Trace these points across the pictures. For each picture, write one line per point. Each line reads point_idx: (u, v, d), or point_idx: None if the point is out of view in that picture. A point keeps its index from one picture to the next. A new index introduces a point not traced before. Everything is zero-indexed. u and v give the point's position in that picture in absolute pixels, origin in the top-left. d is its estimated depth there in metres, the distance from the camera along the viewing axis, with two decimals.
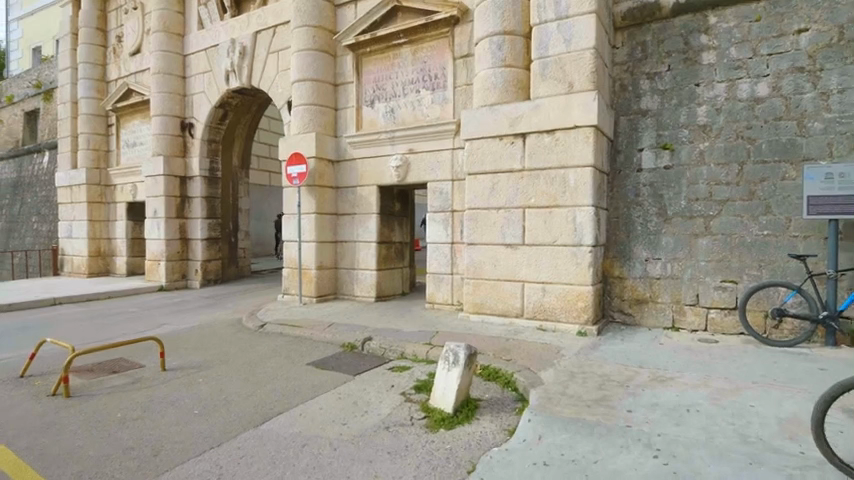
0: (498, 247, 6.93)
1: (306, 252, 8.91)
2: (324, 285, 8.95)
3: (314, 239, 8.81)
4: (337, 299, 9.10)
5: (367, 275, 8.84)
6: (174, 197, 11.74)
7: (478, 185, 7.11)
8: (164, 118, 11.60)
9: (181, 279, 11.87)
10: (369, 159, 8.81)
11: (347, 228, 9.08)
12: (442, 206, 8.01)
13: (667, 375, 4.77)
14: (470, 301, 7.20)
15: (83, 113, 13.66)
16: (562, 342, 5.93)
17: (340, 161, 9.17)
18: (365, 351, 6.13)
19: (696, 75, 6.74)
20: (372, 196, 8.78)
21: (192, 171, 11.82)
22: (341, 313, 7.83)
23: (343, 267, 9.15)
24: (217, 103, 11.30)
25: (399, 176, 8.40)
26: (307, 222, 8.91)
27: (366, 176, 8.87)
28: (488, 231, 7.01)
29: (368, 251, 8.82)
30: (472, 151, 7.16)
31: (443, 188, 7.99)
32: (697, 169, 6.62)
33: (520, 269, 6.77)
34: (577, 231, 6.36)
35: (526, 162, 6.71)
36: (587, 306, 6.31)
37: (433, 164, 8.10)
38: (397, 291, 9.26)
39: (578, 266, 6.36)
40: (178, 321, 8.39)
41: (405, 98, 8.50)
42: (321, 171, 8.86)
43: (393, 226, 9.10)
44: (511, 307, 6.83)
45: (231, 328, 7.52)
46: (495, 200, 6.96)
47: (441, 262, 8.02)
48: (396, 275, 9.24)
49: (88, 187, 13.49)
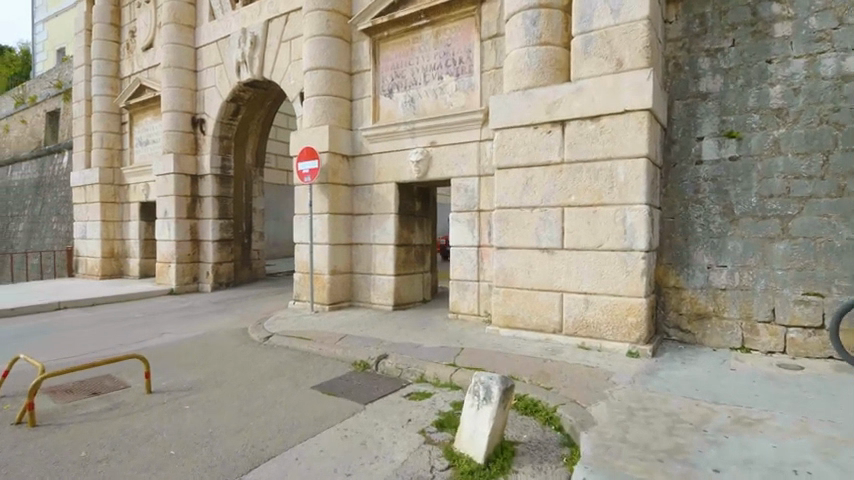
0: (532, 252, 6.03)
1: (318, 256, 8.16)
2: (338, 292, 8.18)
3: (327, 242, 8.06)
4: (352, 307, 8.32)
5: (384, 282, 8.03)
6: (185, 196, 11.16)
7: (509, 181, 6.22)
8: (174, 114, 11.07)
9: (192, 282, 11.30)
10: (387, 154, 8.01)
11: (364, 230, 8.30)
12: (467, 205, 7.14)
13: (753, 416, 3.80)
14: (499, 313, 6.31)
15: (96, 110, 13.29)
16: (611, 366, 5.00)
17: (356, 156, 8.40)
18: (379, 372, 5.31)
19: (767, 51, 5.70)
20: (390, 194, 7.97)
21: (204, 169, 11.24)
22: (355, 324, 7.05)
23: (359, 272, 8.36)
24: (228, 97, 10.68)
25: (420, 171, 7.56)
26: (319, 223, 8.16)
27: (384, 173, 8.06)
28: (520, 234, 6.12)
29: (386, 254, 8.02)
30: (502, 142, 6.27)
31: (469, 185, 7.12)
32: (770, 160, 5.59)
33: (557, 278, 5.86)
34: (628, 234, 5.41)
35: (566, 154, 5.79)
36: (639, 322, 5.37)
37: (458, 158, 7.23)
38: (417, 298, 8.42)
39: (628, 274, 5.41)
40: (182, 330, 7.74)
41: (426, 86, 7.65)
42: (335, 167, 8.10)
43: (413, 227, 8.29)
44: (548, 322, 5.93)
45: (235, 339, 6.82)
46: (529, 197, 6.06)
47: (466, 268, 7.15)
48: (417, 280, 8.42)
49: (101, 186, 13.10)
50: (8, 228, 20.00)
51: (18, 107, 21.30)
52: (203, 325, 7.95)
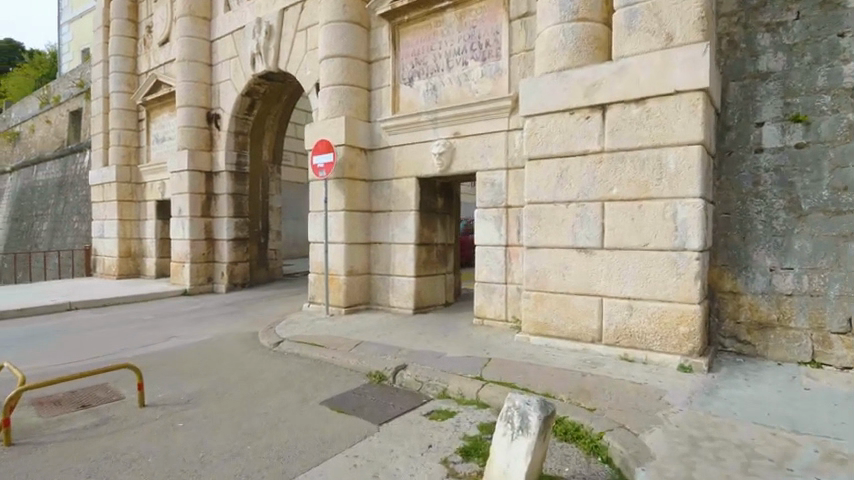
0: (567, 251, 5.42)
1: (334, 255, 7.68)
2: (355, 294, 7.68)
3: (343, 241, 7.57)
4: (370, 310, 7.82)
5: (404, 283, 7.50)
6: (200, 194, 10.83)
7: (541, 173, 5.62)
8: (189, 109, 10.75)
9: (206, 283, 10.97)
10: (406, 147, 7.48)
11: (382, 228, 7.79)
12: (493, 201, 6.56)
13: (847, 452, 3.13)
14: (530, 319, 5.70)
15: (114, 107, 13.12)
16: (662, 382, 4.36)
17: (374, 149, 7.89)
18: (397, 385, 4.77)
19: (840, 22, 4.97)
20: (410, 189, 7.44)
21: (219, 166, 10.90)
22: (372, 328, 6.53)
23: (377, 273, 7.85)
24: (243, 91, 10.30)
25: (442, 164, 7.01)
26: (335, 221, 7.68)
27: (403, 166, 7.53)
28: (554, 232, 5.51)
29: (406, 254, 7.49)
30: (534, 131, 5.67)
31: (496, 178, 6.53)
32: (845, 147, 4.85)
33: (597, 281, 5.23)
34: (680, 232, 4.76)
35: (606, 142, 5.16)
36: (692, 333, 4.71)
37: (483, 150, 6.65)
38: (439, 301, 7.87)
39: (680, 278, 4.75)
40: (193, 333, 7.36)
41: (449, 73, 7.09)
42: (352, 161, 7.61)
43: (435, 225, 7.75)
44: (586, 330, 5.31)
45: (244, 344, 6.38)
46: (564, 191, 5.45)
47: (492, 269, 6.57)
48: (439, 282, 7.87)
49: (118, 184, 12.90)
50: (33, 227, 20.15)
51: (43, 107, 21.49)
52: (213, 328, 7.55)
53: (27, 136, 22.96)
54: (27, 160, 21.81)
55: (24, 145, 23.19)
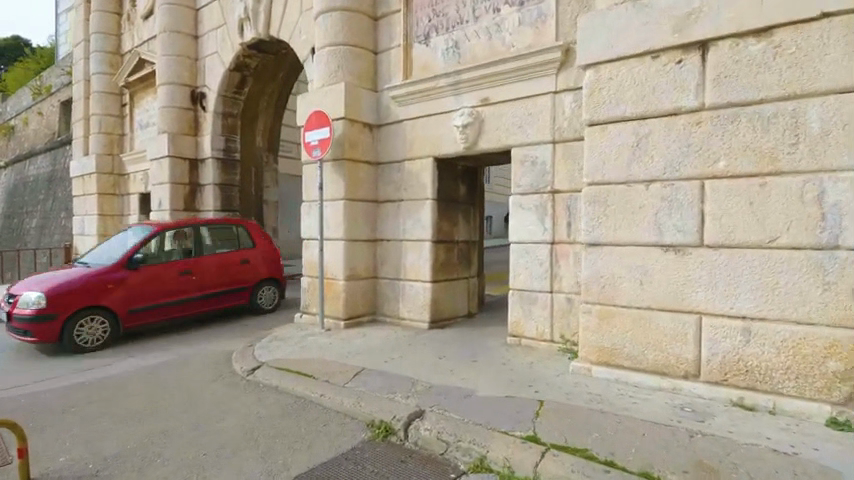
0: (647, 250, 3.91)
1: (331, 255, 6.18)
2: (356, 303, 6.20)
3: (343, 238, 6.08)
4: (375, 322, 6.34)
5: (418, 291, 5.99)
6: (182, 185, 9.33)
7: (608, 142, 4.09)
8: (170, 87, 9.26)
9: None
10: (421, 121, 5.97)
11: (391, 223, 6.31)
12: (534, 184, 5.06)
13: None
14: (592, 343, 4.17)
15: (95, 91, 11.72)
16: (820, 453, 2.82)
17: (381, 125, 6.39)
18: (410, 444, 3.27)
19: None
20: (426, 173, 5.94)
21: (204, 152, 9.42)
22: (377, 349, 5.06)
23: (384, 277, 6.37)
24: (231, 65, 8.85)
25: (468, 139, 5.50)
26: (332, 213, 6.17)
27: (417, 145, 6.02)
28: (627, 223, 3.99)
29: (420, 253, 6.00)
30: (598, 85, 4.14)
31: (538, 155, 5.03)
32: None
33: (693, 293, 3.71)
34: (829, 222, 3.23)
35: (707, 95, 3.67)
36: (849, 372, 3.17)
37: (521, 119, 5.15)
38: (460, 312, 6.38)
39: (828, 290, 3.23)
40: (157, 348, 5.90)
41: (476, 24, 5.58)
42: (353, 139, 6.14)
43: (456, 218, 6.27)
44: (674, 360, 3.80)
45: (213, 367, 4.91)
46: (641, 166, 3.94)
47: (532, 273, 5.06)
48: (461, 288, 6.38)
49: (98, 176, 11.50)
50: (24, 225, 18.92)
51: (36, 99, 20.25)
52: (184, 344, 6.10)
53: (21, 130, 21.84)
54: (20, 154, 20.63)
55: (19, 139, 22.01)
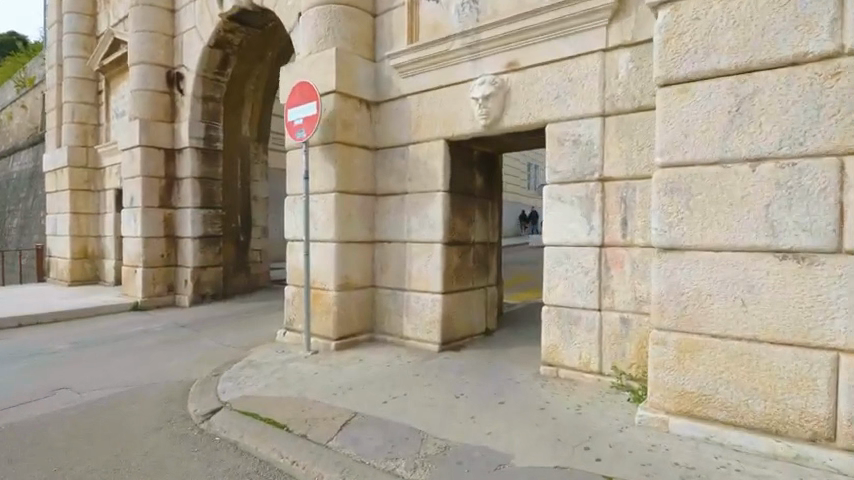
0: (751, 259, 2.77)
1: (320, 261, 5.04)
2: (350, 320, 5.06)
3: (333, 239, 4.94)
4: (374, 341, 5.21)
5: (427, 305, 4.87)
6: (157, 178, 8.11)
7: (692, 109, 2.97)
8: (142, 66, 8.07)
9: (166, 293, 8.21)
10: (430, 95, 4.84)
11: (393, 221, 5.18)
12: (576, 171, 3.94)
13: None
14: (667, 386, 3.03)
15: (67, 76, 10.62)
16: None
17: (381, 102, 5.26)
18: None
19: None
20: (437, 159, 4.81)
21: (181, 141, 8.21)
22: (376, 382, 3.95)
23: (385, 287, 5.23)
24: (212, 41, 7.72)
25: (490, 115, 4.37)
26: (321, 208, 5.02)
27: (426, 124, 4.89)
28: (722, 220, 2.86)
29: (429, 259, 4.87)
30: (676, 31, 3.01)
31: (582, 133, 3.90)
32: None
33: (825, 320, 2.57)
34: None
35: (848, 34, 2.53)
36: None
37: (559, 88, 4.02)
38: (477, 330, 5.25)
39: None
40: (104, 373, 4.79)
41: None
42: (347, 117, 5.00)
43: (473, 215, 5.14)
44: (793, 415, 2.67)
45: (163, 405, 3.80)
46: (742, 141, 2.81)
47: (574, 284, 3.93)
48: (478, 300, 5.25)
49: (70, 170, 10.40)
50: (5, 224, 17.88)
51: (20, 91, 19.22)
52: (140, 366, 5.00)
53: (5, 125, 20.80)
54: (4, 151, 19.58)
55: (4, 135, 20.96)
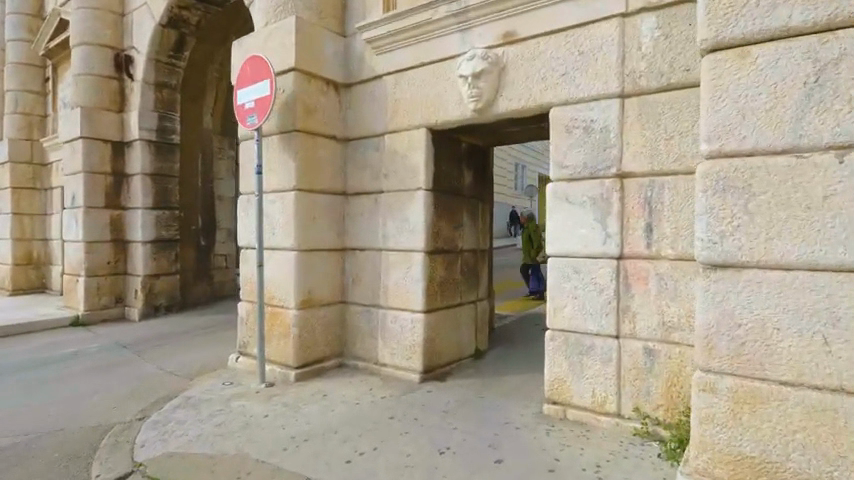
0: (839, 281, 2.03)
1: (278, 274, 4.21)
2: (315, 343, 4.24)
3: (293, 247, 4.11)
4: (343, 367, 4.40)
5: (407, 327, 4.08)
6: (103, 174, 7.19)
7: (753, 80, 2.22)
8: (86, 48, 7.13)
9: (114, 305, 7.28)
10: (409, 75, 4.06)
11: (366, 226, 4.37)
12: (587, 165, 3.19)
13: None
14: (719, 448, 2.29)
15: (10, 62, 9.60)
16: None
17: (351, 84, 4.45)
18: None
19: None
20: (417, 151, 4.03)
21: (131, 133, 7.27)
22: (339, 429, 3.16)
23: (357, 302, 4.43)
24: (163, 19, 6.82)
25: (481, 97, 3.59)
26: (279, 210, 4.19)
27: (404, 110, 4.10)
28: (795, 229, 2.12)
29: (408, 270, 4.09)
30: None
31: (594, 118, 3.17)
32: None
33: None
34: None
35: None
36: None
37: (566, 63, 3.27)
38: (465, 352, 4.48)
39: None
40: (8, 413, 3.92)
41: None
42: (310, 101, 4.18)
43: (460, 218, 4.36)
44: None
45: (63, 467, 2.99)
46: (824, 122, 2.07)
47: (585, 304, 3.19)
48: (466, 317, 4.48)
49: (13, 166, 9.39)
50: None
51: None
52: (57, 402, 4.13)
53: None
54: None
55: None
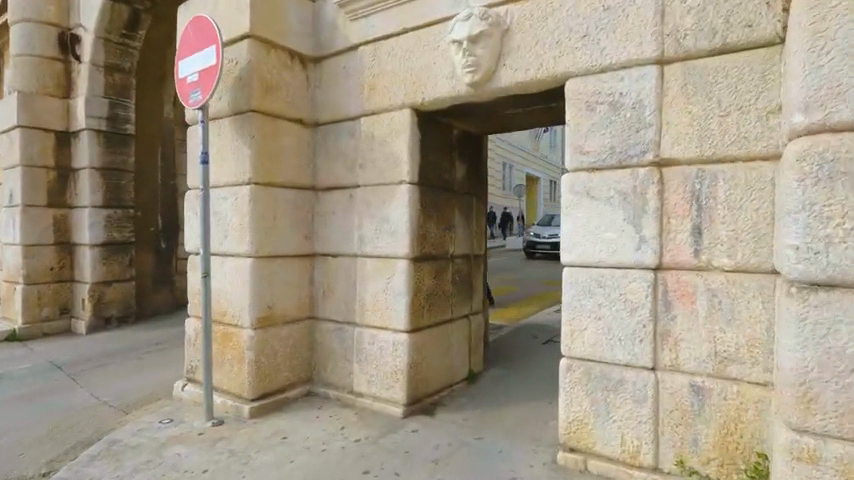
0: None
1: (231, 286, 3.46)
2: (276, 371, 3.50)
3: (248, 254, 3.37)
4: (311, 398, 3.67)
5: (387, 350, 3.37)
6: (44, 168, 6.33)
7: None
8: (25, 25, 6.26)
9: (58, 316, 6.42)
10: (390, 44, 3.35)
11: (339, 227, 3.65)
12: (615, 149, 2.52)
13: None
14: None
15: None
16: None
17: (321, 57, 3.72)
18: None
19: None
20: (400, 137, 3.32)
21: (77, 122, 6.42)
22: None
23: (328, 319, 3.71)
24: None
25: (478, 67, 2.90)
26: (232, 208, 3.45)
27: (384, 87, 3.39)
28: None
29: (389, 281, 3.37)
30: None
31: (624, 90, 2.50)
32: None
33: None
34: None
35: None
36: None
37: (588, 22, 2.59)
38: (457, 377, 3.78)
39: None
40: None
41: None
42: (270, 76, 3.44)
43: (451, 218, 3.67)
44: None
45: None
46: None
47: (611, 327, 2.52)
48: (458, 336, 3.78)
49: None
50: None
51: None
52: None
53: None
54: None
55: None
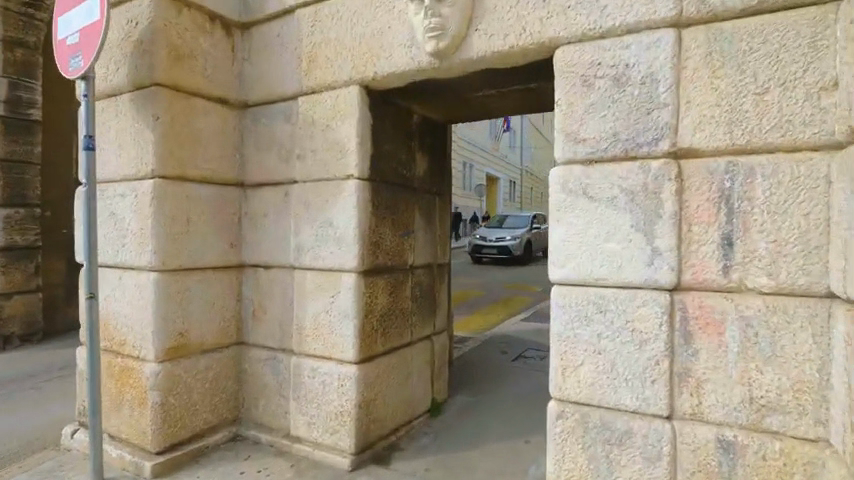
0: None
1: (130, 309, 2.72)
2: (190, 414, 2.79)
3: (150, 268, 2.64)
4: (238, 442, 2.97)
5: (331, 385, 2.72)
6: None
7: None
8: None
9: None
10: (335, 4, 2.69)
11: (271, 233, 2.97)
12: (617, 136, 1.97)
13: None
14: None
15: None
16: None
17: (249, 22, 3.02)
18: None
19: None
20: (346, 121, 2.67)
21: None
22: None
23: (258, 345, 3.02)
24: None
25: (442, 33, 2.30)
26: (131, 209, 2.70)
27: (328, 58, 2.72)
28: None
29: (333, 299, 2.72)
30: None
31: (629, 60, 1.95)
32: None
33: None
34: None
35: None
36: None
37: None
38: (418, 410, 3.17)
39: None
40: None
41: None
42: (182, 41, 2.72)
43: (410, 221, 3.04)
44: None
45: None
46: None
47: (614, 363, 1.97)
48: (419, 361, 3.17)
49: None
50: None
51: None
52: None
53: None
54: None
55: None
